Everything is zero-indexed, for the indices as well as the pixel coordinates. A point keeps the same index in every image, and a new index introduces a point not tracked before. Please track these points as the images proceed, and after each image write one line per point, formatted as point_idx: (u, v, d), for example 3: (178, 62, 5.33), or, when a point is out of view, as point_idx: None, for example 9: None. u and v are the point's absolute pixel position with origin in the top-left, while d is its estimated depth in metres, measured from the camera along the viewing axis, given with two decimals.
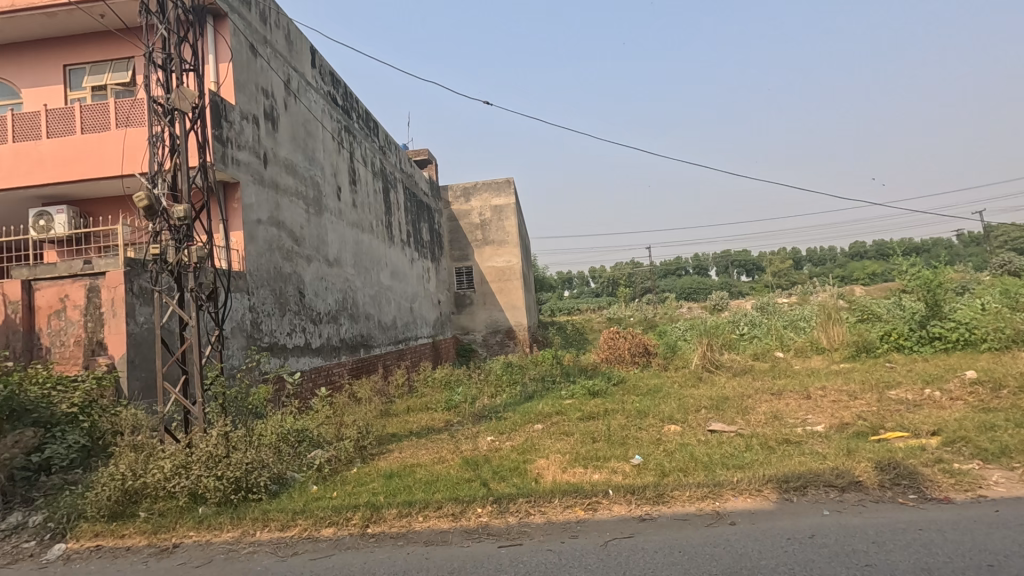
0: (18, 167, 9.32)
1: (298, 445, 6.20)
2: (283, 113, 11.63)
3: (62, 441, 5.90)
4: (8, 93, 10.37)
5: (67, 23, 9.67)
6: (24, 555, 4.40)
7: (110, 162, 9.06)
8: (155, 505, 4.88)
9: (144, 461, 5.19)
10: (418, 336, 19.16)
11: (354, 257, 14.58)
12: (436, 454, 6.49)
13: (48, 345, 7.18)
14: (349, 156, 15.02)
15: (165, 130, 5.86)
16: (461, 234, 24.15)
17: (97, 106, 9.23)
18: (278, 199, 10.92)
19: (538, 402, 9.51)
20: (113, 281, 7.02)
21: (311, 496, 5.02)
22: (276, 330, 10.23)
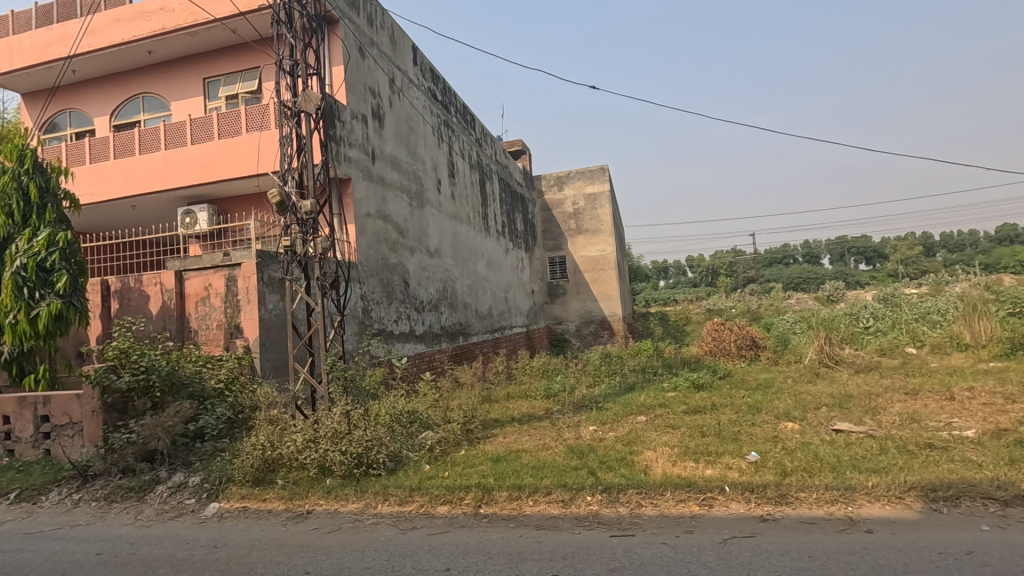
0: (169, 171, 10.57)
1: (410, 425, 6.54)
2: (388, 111, 12.22)
3: (212, 412, 6.68)
4: (159, 106, 11.75)
5: (206, 40, 10.77)
6: (187, 510, 5.05)
7: (244, 163, 10.04)
8: (290, 474, 5.37)
9: (279, 434, 5.73)
10: (512, 325, 19.47)
11: (453, 248, 15.06)
12: (539, 441, 6.57)
13: (196, 328, 8.11)
14: (448, 150, 15.50)
15: (294, 131, 6.38)
16: (555, 224, 24.10)
17: (232, 113, 10.24)
18: (385, 194, 11.51)
19: (639, 393, 9.30)
20: (249, 271, 7.80)
21: (425, 475, 5.29)
22: (384, 317, 10.85)
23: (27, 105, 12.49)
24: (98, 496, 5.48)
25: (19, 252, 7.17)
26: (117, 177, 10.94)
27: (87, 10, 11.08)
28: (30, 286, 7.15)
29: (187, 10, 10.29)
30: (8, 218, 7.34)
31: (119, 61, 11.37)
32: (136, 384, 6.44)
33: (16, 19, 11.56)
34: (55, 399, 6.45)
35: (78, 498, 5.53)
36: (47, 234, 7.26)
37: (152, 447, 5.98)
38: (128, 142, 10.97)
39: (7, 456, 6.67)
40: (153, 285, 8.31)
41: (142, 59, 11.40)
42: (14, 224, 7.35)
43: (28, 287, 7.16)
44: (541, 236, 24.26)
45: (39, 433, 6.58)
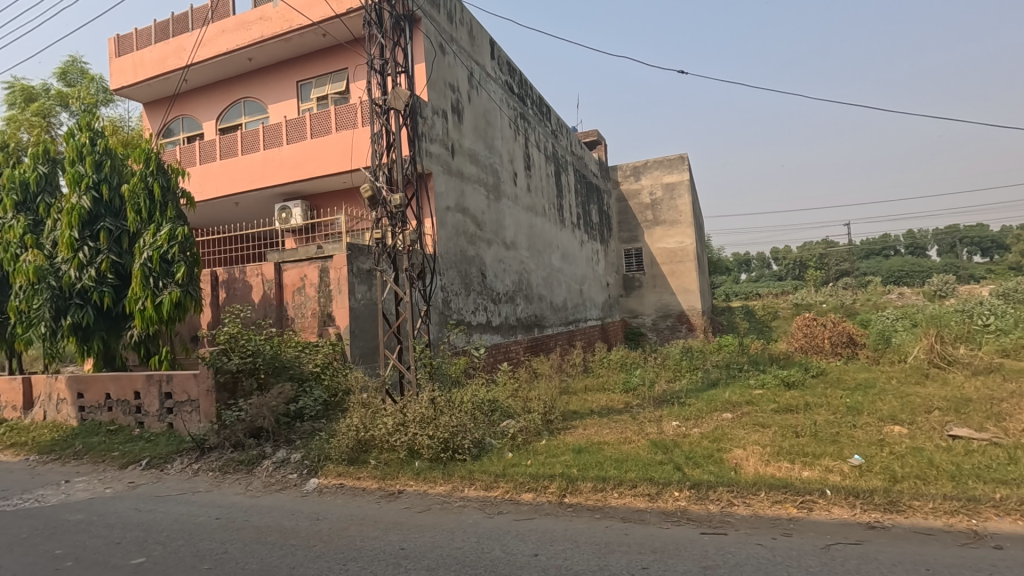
0: (267, 170, 11.36)
1: (492, 414, 6.68)
2: (467, 106, 12.43)
3: (310, 394, 7.16)
4: (258, 109, 12.63)
5: (300, 45, 11.45)
6: (291, 484, 5.45)
7: (336, 161, 10.62)
8: (381, 456, 5.65)
9: (371, 416, 6.04)
10: (587, 318, 19.32)
11: (529, 241, 15.13)
12: (620, 434, 6.50)
13: (293, 316, 8.68)
14: (524, 142, 15.56)
15: (384, 127, 6.69)
16: (631, 215, 23.58)
17: (323, 114, 10.84)
18: (463, 187, 11.75)
19: (723, 390, 8.95)
20: (341, 263, 8.24)
21: (508, 462, 5.39)
22: (463, 308, 11.13)
23: (148, 113, 13.84)
24: (214, 467, 6.03)
25: (146, 245, 7.99)
26: (223, 177, 11.88)
27: (197, 24, 12.11)
28: (156, 276, 7.96)
29: (284, 18, 11.00)
30: (136, 215, 8.18)
31: (225, 69, 12.33)
32: (244, 366, 7.01)
33: (139, 35, 12.81)
34: (176, 378, 7.17)
35: (197, 467, 6.12)
36: (168, 229, 8.02)
37: (258, 424, 6.48)
38: (232, 144, 11.89)
39: (137, 427, 7.49)
40: (255, 276, 8.99)
41: (243, 67, 12.29)
42: (141, 220, 8.19)
43: (154, 277, 7.97)
44: (617, 227, 23.84)
45: (163, 408, 7.32)
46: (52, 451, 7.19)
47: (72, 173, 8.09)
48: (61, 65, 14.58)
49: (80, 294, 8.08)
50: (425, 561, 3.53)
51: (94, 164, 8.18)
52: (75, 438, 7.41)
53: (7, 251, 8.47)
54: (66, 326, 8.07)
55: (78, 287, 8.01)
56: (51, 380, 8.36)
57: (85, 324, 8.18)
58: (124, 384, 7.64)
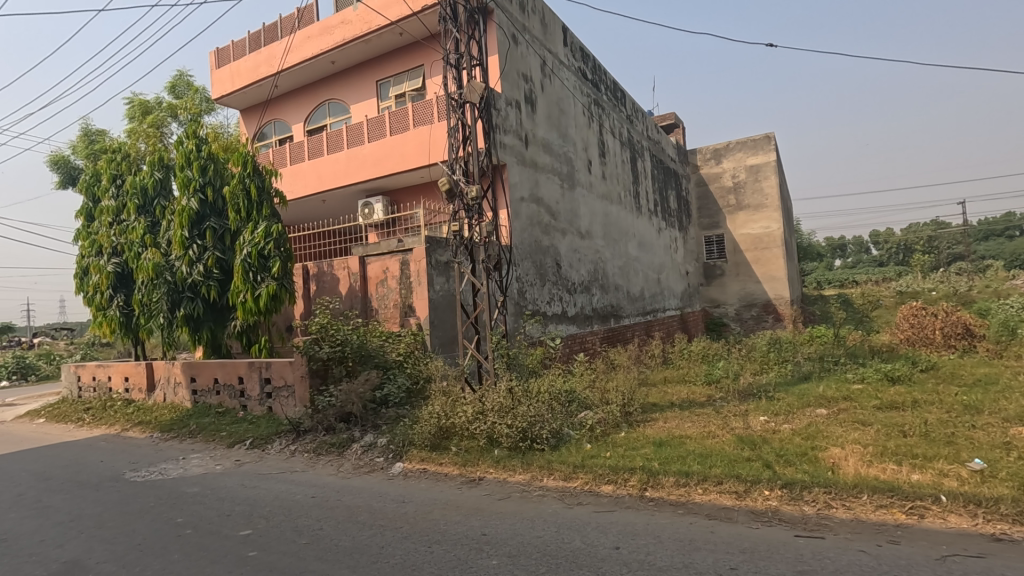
0: (350, 168, 11.90)
1: (569, 404, 6.65)
2: (540, 95, 12.36)
3: (394, 381, 7.49)
4: (341, 109, 13.24)
5: (378, 46, 11.87)
6: (378, 467, 5.72)
7: (414, 156, 10.93)
8: (462, 443, 5.78)
9: (451, 404, 6.21)
10: (666, 308, 18.77)
11: (604, 229, 14.87)
12: (703, 428, 6.27)
13: (377, 307, 9.06)
14: (598, 129, 15.26)
15: (460, 121, 6.80)
16: (712, 200, 22.55)
17: (401, 111, 11.20)
18: (537, 177, 11.73)
19: (817, 384, 8.39)
20: (420, 256, 8.51)
21: (587, 453, 5.35)
22: (539, 298, 11.16)
23: (244, 119, 14.91)
24: (309, 448, 6.45)
25: (245, 242, 8.63)
26: (311, 176, 12.58)
27: (286, 32, 12.86)
28: (254, 271, 8.58)
29: (363, 20, 11.42)
30: (237, 215, 8.85)
31: (311, 73, 13.02)
32: (334, 354, 7.44)
33: (235, 47, 13.79)
34: (274, 365, 7.72)
35: (294, 449, 6.56)
36: (264, 227, 8.60)
37: (348, 409, 6.84)
38: (319, 144, 12.57)
39: (242, 409, 8.15)
40: (342, 269, 9.48)
41: (327, 70, 12.92)
42: (241, 219, 8.85)
43: (253, 271, 8.59)
44: (696, 213, 22.91)
45: (264, 392, 7.91)
46: (172, 429, 8.00)
47: (182, 178, 8.87)
48: (170, 80, 16.02)
49: (191, 288, 8.89)
50: (505, 548, 3.59)
51: (200, 168, 8.93)
52: (190, 419, 8.19)
53: (132, 250, 9.49)
54: (180, 317, 8.92)
55: (190, 281, 8.82)
56: (169, 365, 9.29)
57: (196, 315, 9.00)
58: (230, 370, 8.34)
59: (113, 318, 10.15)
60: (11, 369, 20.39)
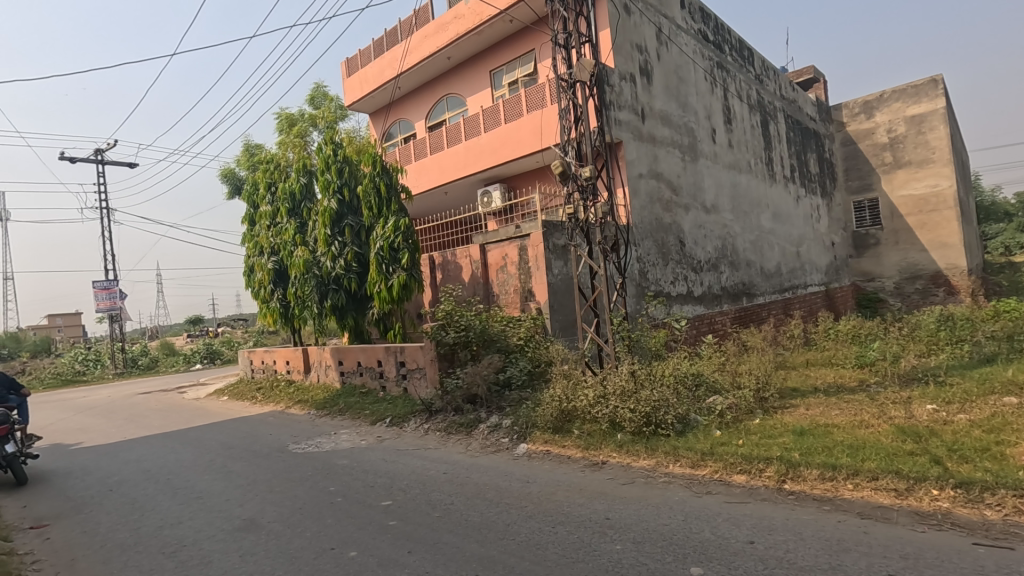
0: (469, 158, 12.31)
1: (697, 388, 6.33)
2: (657, 64, 11.76)
3: (517, 364, 7.68)
4: (458, 103, 13.70)
5: (490, 36, 12.07)
6: (504, 447, 5.92)
7: (529, 142, 11.02)
8: (585, 426, 5.77)
9: (572, 387, 6.22)
10: (807, 284, 17.07)
11: (733, 202, 13.83)
12: (854, 416, 5.62)
13: (498, 293, 9.32)
14: (722, 94, 14.17)
15: (571, 101, 6.69)
16: (862, 159, 19.95)
17: (515, 98, 11.33)
18: (656, 152, 11.22)
19: (1004, 368, 7.11)
20: (537, 241, 8.64)
21: (717, 440, 5.06)
22: (661, 278, 10.73)
23: (373, 121, 16.06)
24: (440, 428, 6.85)
25: (378, 236, 9.33)
26: (433, 170, 13.23)
27: (405, 34, 13.56)
28: (387, 262, 9.27)
29: (475, 12, 11.68)
30: (370, 211, 9.59)
31: (429, 71, 13.61)
32: (459, 339, 7.81)
33: (362, 54, 14.83)
34: (407, 349, 8.31)
35: (427, 427, 7.02)
36: (393, 221, 9.23)
37: (474, 391, 7.14)
38: (439, 139, 13.16)
39: (381, 390, 8.89)
40: (464, 257, 9.90)
41: (444, 66, 13.44)
42: (373, 215, 9.58)
43: (385, 263, 9.28)
44: (843, 175, 20.44)
45: (399, 374, 8.55)
46: (324, 407, 8.98)
47: (323, 181, 9.79)
48: (310, 92, 17.73)
49: (335, 281, 9.85)
50: (630, 533, 3.53)
51: (337, 171, 9.78)
52: (339, 398, 9.12)
53: (286, 249, 10.73)
54: (328, 307, 9.93)
55: (334, 275, 9.77)
56: (320, 350, 10.39)
57: (340, 305, 9.96)
58: (370, 354, 9.12)
59: (274, 309, 11.58)
60: (203, 354, 24.29)
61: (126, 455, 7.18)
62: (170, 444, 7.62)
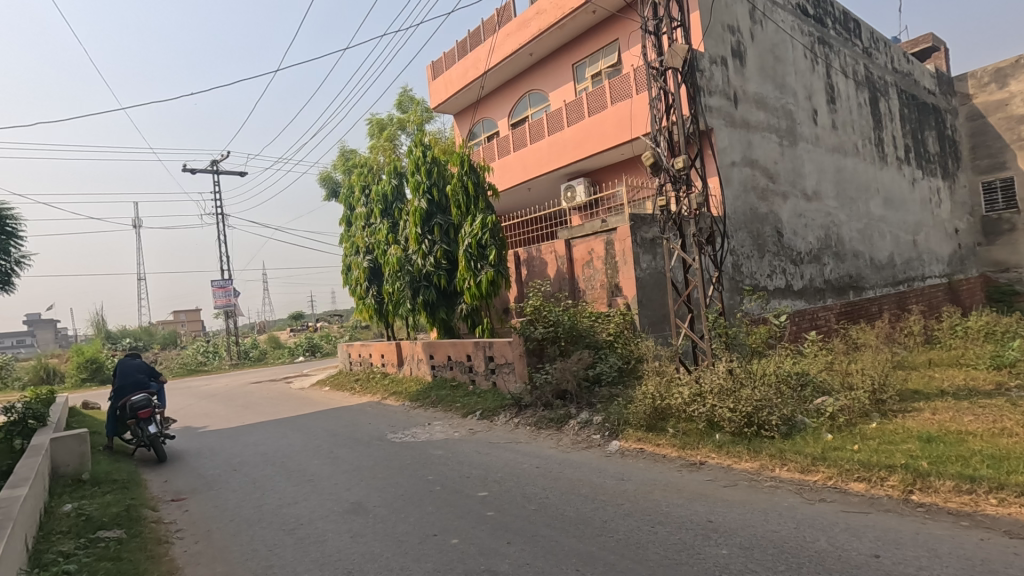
0: (553, 153, 12.31)
1: (803, 388, 5.93)
2: (751, 45, 11.10)
3: (607, 361, 7.58)
4: (540, 98, 13.71)
5: (573, 29, 11.97)
6: (595, 443, 5.87)
7: (614, 134, 10.82)
8: (680, 425, 5.59)
9: (666, 385, 6.04)
10: (925, 276, 15.47)
11: (837, 188, 12.81)
12: (991, 424, 5.01)
13: (585, 288, 9.25)
14: (825, 72, 13.14)
15: (662, 90, 6.48)
16: (993, 135, 17.77)
17: (599, 90, 11.18)
18: (750, 138, 10.62)
19: None
20: (625, 235, 8.50)
21: (828, 445, 4.71)
22: (757, 272, 10.16)
23: (457, 121, 16.48)
24: (530, 422, 6.92)
25: (466, 234, 9.55)
26: (517, 167, 13.35)
27: (489, 34, 13.77)
28: (475, 259, 9.47)
29: (558, 6, 11.63)
30: (458, 210, 9.85)
31: (512, 69, 13.73)
32: (548, 334, 7.81)
33: (447, 57, 15.23)
34: (496, 344, 8.46)
35: (517, 421, 7.11)
36: (480, 219, 9.42)
37: (563, 386, 7.14)
38: (522, 136, 13.26)
39: (471, 384, 9.11)
40: (549, 253, 9.91)
41: (526, 64, 13.52)
42: (461, 213, 9.82)
43: (474, 260, 9.49)
44: (969, 153, 18.31)
45: (488, 368, 8.72)
46: (418, 399, 9.36)
47: (413, 182, 10.18)
48: (398, 97, 18.50)
49: (426, 277, 10.22)
50: (736, 538, 3.38)
51: (427, 172, 10.13)
52: (431, 390, 9.47)
53: (380, 248, 11.28)
54: (420, 303, 10.32)
55: (425, 272, 10.14)
56: (412, 344, 10.85)
57: (431, 301, 10.30)
58: (459, 349, 9.37)
59: (370, 305, 12.20)
60: (305, 347, 26.20)
61: (246, 439, 7.90)
62: (282, 430, 8.28)
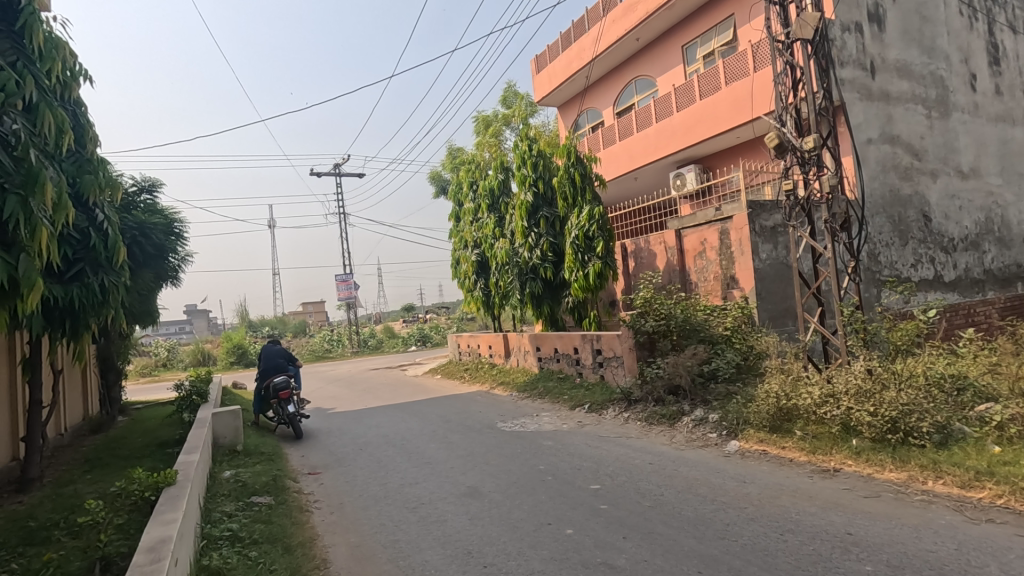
0: (661, 141, 11.88)
1: (960, 393, 5.21)
2: (892, 6, 9.88)
3: (723, 356, 7.16)
4: (647, 84, 13.25)
5: (683, 8, 11.43)
6: (712, 442, 5.60)
7: (730, 116, 10.20)
8: (809, 427, 5.16)
9: (792, 384, 5.60)
10: None
11: (1002, 162, 11.06)
12: None
13: (697, 280, 8.87)
14: (986, 29, 11.36)
15: (788, 64, 5.97)
16: None
17: (712, 71, 10.58)
18: (891, 111, 9.48)
19: None
20: (741, 223, 8.00)
21: (996, 459, 4.10)
22: (898, 261, 9.09)
23: (561, 114, 16.43)
24: (641, 417, 6.76)
25: (573, 226, 9.51)
26: (623, 156, 13.05)
27: (593, 22, 13.54)
28: (582, 251, 9.40)
29: None
30: (564, 202, 9.81)
31: (618, 56, 13.40)
32: (659, 327, 7.55)
33: (551, 49, 15.21)
34: (604, 337, 8.35)
35: (627, 416, 6.98)
36: (588, 210, 9.31)
37: (676, 382, 6.87)
38: (628, 124, 12.91)
39: (578, 377, 9.09)
40: (659, 244, 9.60)
41: (633, 49, 13.13)
42: (568, 205, 9.78)
43: (581, 252, 9.42)
44: None
45: (596, 361, 8.64)
46: (525, 389, 9.52)
47: (520, 176, 10.29)
48: (502, 94, 18.82)
49: (532, 270, 10.30)
50: (882, 555, 3.06)
51: (532, 165, 10.17)
52: (538, 382, 9.58)
53: (488, 242, 11.58)
54: (526, 296, 10.45)
55: (531, 265, 10.23)
56: (520, 336, 11.02)
57: (537, 293, 10.39)
58: (566, 341, 9.38)
59: (477, 297, 12.57)
60: (417, 337, 27.72)
61: (369, 421, 8.52)
62: (400, 415, 8.82)
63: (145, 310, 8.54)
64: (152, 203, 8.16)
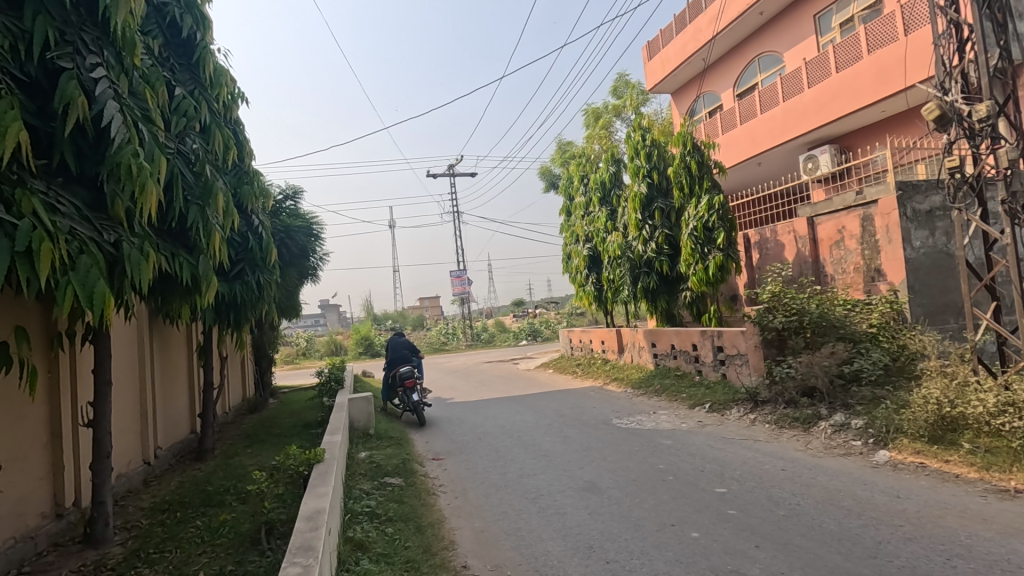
0: (789, 121, 10.94)
1: None
2: None
3: (868, 356, 6.43)
4: (773, 61, 12.27)
5: None
6: (856, 451, 5.07)
7: (874, 87, 9.14)
8: (980, 440, 4.48)
9: (956, 390, 4.91)
10: None
11: None
12: None
13: (834, 272, 8.08)
14: None
15: (953, 22, 5.17)
16: None
17: (852, 39, 9.54)
18: None
19: None
20: (888, 208, 7.14)
21: None
22: None
23: (675, 100, 15.75)
24: (769, 420, 6.30)
25: (691, 217, 9.08)
26: (745, 141, 12.20)
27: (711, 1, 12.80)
28: (701, 243, 8.94)
29: None
30: (681, 192, 9.39)
31: (739, 34, 12.56)
32: (791, 324, 6.96)
33: (664, 34, 14.62)
34: (726, 333, 7.90)
35: (754, 417, 6.55)
36: (707, 200, 8.85)
37: (811, 383, 6.31)
38: (751, 105, 12.05)
39: (698, 374, 8.68)
40: (787, 234, 8.87)
41: (756, 25, 12.23)
42: (685, 195, 9.34)
43: (700, 244, 8.96)
44: None
45: (717, 359, 8.20)
46: (641, 386, 9.30)
47: (633, 167, 10.02)
48: (614, 84, 18.42)
49: (646, 263, 10.01)
50: None
51: (646, 156, 9.88)
52: (654, 378, 9.29)
53: (599, 236, 11.43)
54: (640, 290, 10.16)
55: (646, 258, 9.92)
56: (634, 332, 10.76)
57: (652, 288, 10.08)
58: (684, 337, 9.00)
59: (589, 292, 12.46)
60: (528, 332, 28.17)
61: (486, 412, 8.83)
62: (516, 407, 9.03)
63: (289, 304, 9.55)
64: (295, 209, 9.07)
